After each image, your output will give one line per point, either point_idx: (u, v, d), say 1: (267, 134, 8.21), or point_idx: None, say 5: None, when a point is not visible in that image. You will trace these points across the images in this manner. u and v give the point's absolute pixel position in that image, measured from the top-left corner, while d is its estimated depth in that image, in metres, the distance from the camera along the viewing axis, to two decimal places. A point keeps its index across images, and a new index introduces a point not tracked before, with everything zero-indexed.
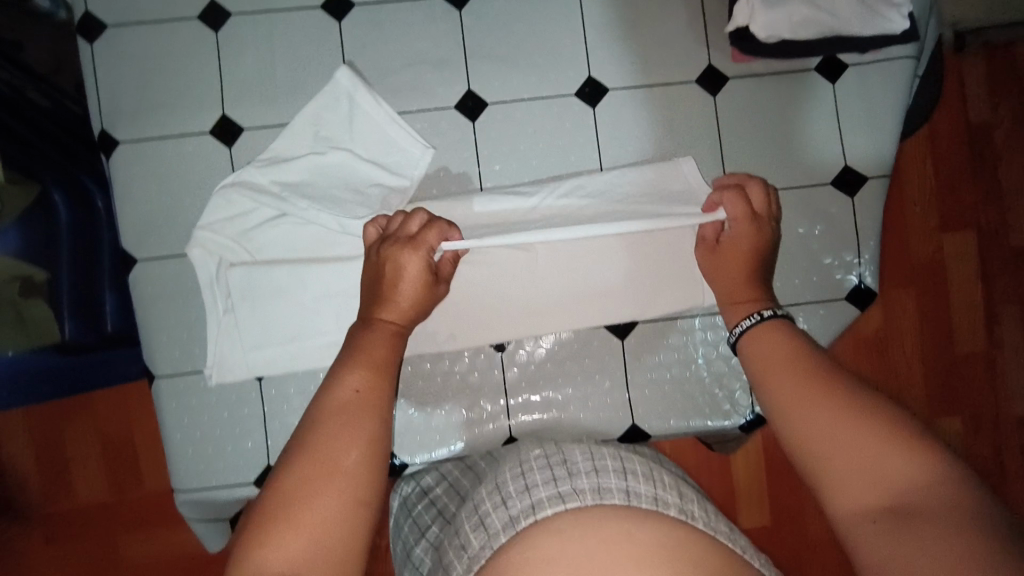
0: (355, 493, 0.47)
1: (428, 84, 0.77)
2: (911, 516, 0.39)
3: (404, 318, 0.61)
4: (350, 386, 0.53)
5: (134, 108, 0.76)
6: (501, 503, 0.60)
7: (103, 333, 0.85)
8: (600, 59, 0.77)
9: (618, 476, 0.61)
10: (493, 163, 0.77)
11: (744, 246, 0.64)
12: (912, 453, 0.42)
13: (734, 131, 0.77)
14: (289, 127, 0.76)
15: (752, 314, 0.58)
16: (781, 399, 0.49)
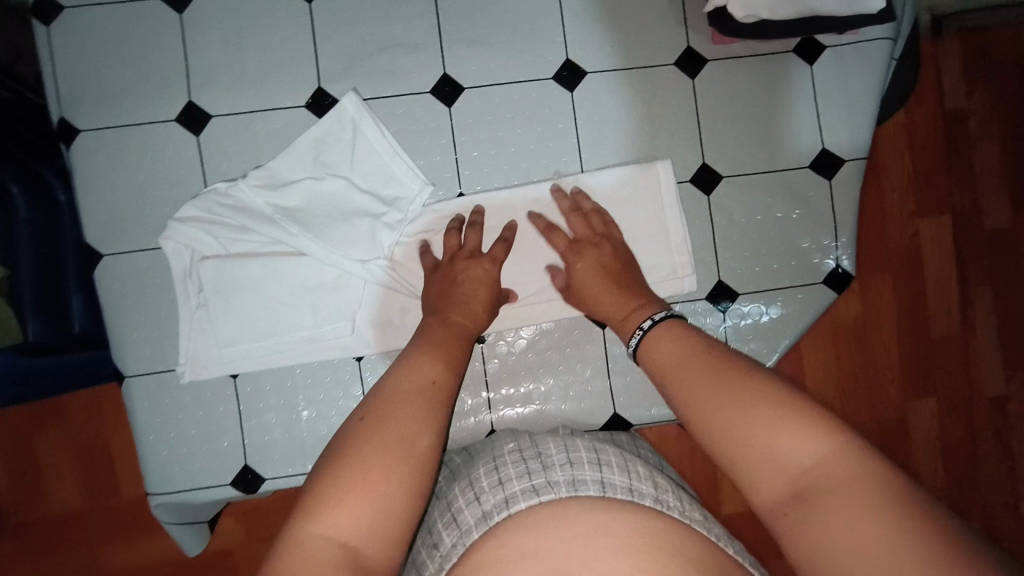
0: (418, 478, 0.51)
1: (403, 69, 0.76)
2: (813, 494, 0.43)
3: (470, 323, 0.68)
4: (428, 376, 0.59)
5: (96, 95, 0.73)
6: (474, 499, 0.61)
7: (70, 335, 0.81)
8: (578, 42, 0.76)
9: (592, 468, 0.61)
10: (471, 150, 0.76)
11: (593, 263, 0.70)
12: (801, 433, 0.45)
13: (714, 115, 0.76)
14: (289, 148, 0.74)
15: (637, 329, 0.63)
16: (689, 397, 0.53)
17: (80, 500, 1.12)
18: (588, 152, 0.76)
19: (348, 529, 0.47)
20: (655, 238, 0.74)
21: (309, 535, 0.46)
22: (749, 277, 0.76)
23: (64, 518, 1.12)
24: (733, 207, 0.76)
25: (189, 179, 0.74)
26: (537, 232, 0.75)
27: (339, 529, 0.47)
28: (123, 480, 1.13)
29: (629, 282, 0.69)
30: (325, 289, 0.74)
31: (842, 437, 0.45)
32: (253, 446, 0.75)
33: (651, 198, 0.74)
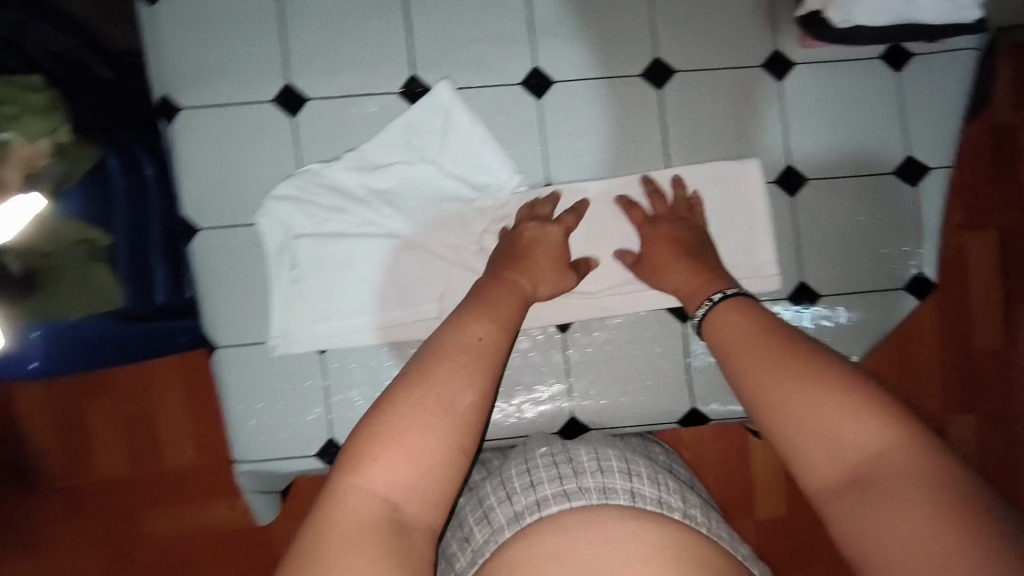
0: (461, 442, 0.53)
1: (496, 60, 0.77)
2: (872, 480, 0.46)
3: (530, 286, 0.69)
4: (475, 334, 0.59)
5: (195, 73, 0.75)
6: (506, 498, 0.65)
7: (153, 304, 0.78)
8: (668, 40, 0.77)
9: (622, 477, 0.64)
10: (558, 143, 0.78)
11: (671, 236, 0.73)
12: (867, 419, 0.48)
13: (799, 118, 0.78)
14: (382, 132, 0.76)
15: (708, 299, 0.65)
16: (748, 370, 0.55)
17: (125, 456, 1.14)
18: (675, 149, 0.78)
19: (388, 484, 0.50)
20: (738, 238, 0.76)
21: (348, 486, 0.49)
22: (827, 279, 0.79)
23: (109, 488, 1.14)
24: (814, 210, 0.78)
25: (285, 157, 0.76)
26: (621, 222, 0.77)
27: (379, 481, 0.50)
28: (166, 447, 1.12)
29: (695, 255, 0.71)
30: (414, 271, 0.76)
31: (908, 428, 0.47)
32: (338, 421, 0.78)
33: (734, 197, 0.76)
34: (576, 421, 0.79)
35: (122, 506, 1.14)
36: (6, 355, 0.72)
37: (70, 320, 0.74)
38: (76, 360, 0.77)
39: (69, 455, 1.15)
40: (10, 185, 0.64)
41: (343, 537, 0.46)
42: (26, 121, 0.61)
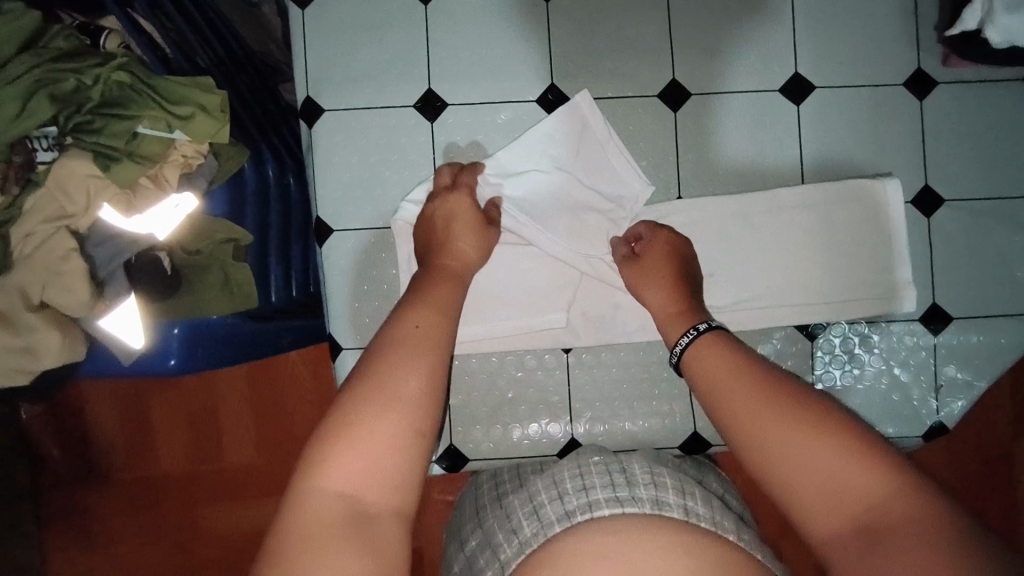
0: (415, 425, 0.44)
1: (636, 71, 0.77)
2: (887, 536, 0.39)
3: (463, 266, 0.63)
4: (410, 321, 0.50)
5: (341, 78, 0.77)
6: (556, 496, 0.61)
7: (269, 303, 0.79)
8: (809, 56, 0.77)
9: (677, 495, 0.61)
10: (693, 155, 0.78)
11: (666, 246, 0.70)
12: (866, 464, 0.42)
13: (937, 138, 0.77)
14: (518, 140, 0.76)
15: (689, 329, 0.60)
16: (734, 408, 0.48)
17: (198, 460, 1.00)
18: (810, 165, 0.78)
19: (344, 478, 0.41)
20: (874, 257, 0.75)
21: (301, 494, 0.41)
22: (963, 302, 0.77)
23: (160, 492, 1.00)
24: (951, 231, 0.77)
25: (420, 162, 0.78)
26: (753, 237, 0.76)
27: (333, 480, 0.41)
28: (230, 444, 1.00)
29: (686, 278, 0.68)
30: (545, 279, 0.77)
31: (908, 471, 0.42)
32: (460, 425, 0.80)
33: (873, 216, 0.75)
34: (700, 437, 0.80)
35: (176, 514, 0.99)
36: (146, 353, 0.73)
37: (210, 319, 0.74)
38: (208, 358, 0.77)
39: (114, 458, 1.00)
40: (169, 183, 0.65)
41: (303, 542, 0.39)
42: (196, 122, 0.62)
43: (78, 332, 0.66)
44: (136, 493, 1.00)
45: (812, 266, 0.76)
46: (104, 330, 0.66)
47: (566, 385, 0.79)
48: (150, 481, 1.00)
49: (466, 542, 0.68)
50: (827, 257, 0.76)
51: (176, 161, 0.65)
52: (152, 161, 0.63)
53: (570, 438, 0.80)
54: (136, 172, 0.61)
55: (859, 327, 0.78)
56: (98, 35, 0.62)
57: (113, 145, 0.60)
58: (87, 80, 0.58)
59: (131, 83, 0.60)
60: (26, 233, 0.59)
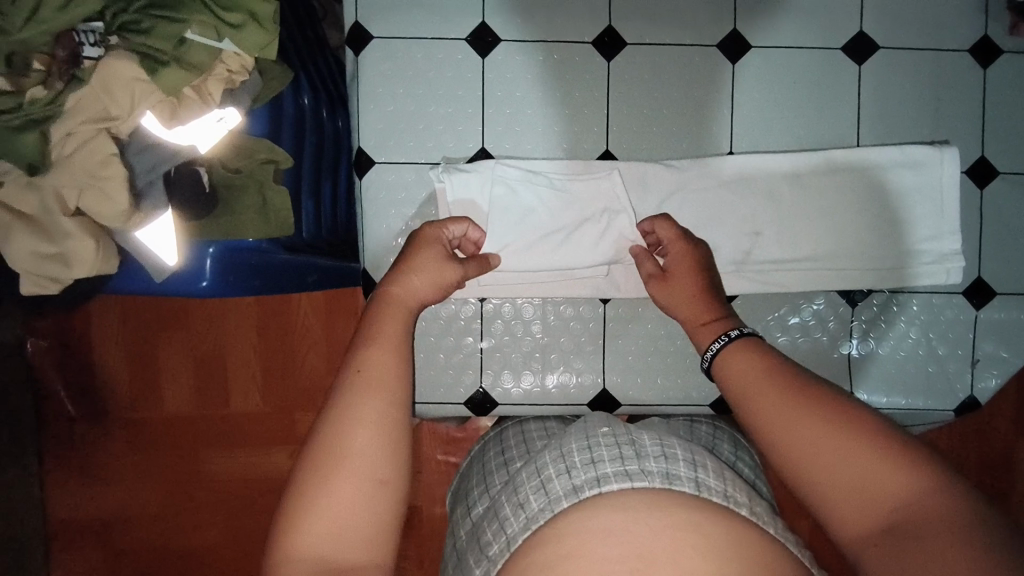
0: (371, 473, 0.45)
1: (696, 18, 0.75)
2: (910, 532, 0.38)
3: (410, 294, 0.56)
4: (356, 365, 0.49)
5: (392, 5, 0.75)
6: (565, 470, 0.52)
7: (303, 238, 0.77)
8: (875, 14, 0.75)
9: (687, 467, 0.52)
10: (746, 108, 0.76)
11: (688, 255, 0.64)
12: (894, 473, 0.40)
13: (998, 108, 0.75)
14: (472, 173, 0.73)
15: (721, 336, 0.54)
16: (760, 420, 0.46)
17: (201, 405, 0.98)
18: (866, 128, 0.76)
19: (316, 539, 0.42)
20: (923, 226, 0.74)
21: (281, 558, 0.42)
22: (1008, 277, 0.76)
23: (157, 433, 0.98)
24: (1004, 204, 0.76)
25: (466, 99, 0.76)
26: (803, 198, 0.74)
27: (312, 541, 0.42)
28: (233, 389, 0.98)
29: (710, 284, 0.61)
30: (583, 228, 0.73)
31: (940, 470, 0.39)
32: (490, 371, 0.79)
33: (923, 184, 0.74)
34: None
35: (170, 458, 0.98)
36: (178, 272, 0.69)
37: (247, 240, 0.71)
38: (236, 286, 0.73)
39: (106, 398, 0.98)
40: (212, 97, 0.62)
41: None
42: (247, 33, 0.60)
43: (111, 243, 0.64)
44: (128, 437, 0.98)
45: (861, 232, 0.74)
46: (139, 241, 0.64)
47: (600, 336, 0.78)
48: (147, 423, 0.98)
49: (472, 507, 0.63)
50: (874, 221, 0.74)
51: (220, 76, 0.62)
52: (198, 70, 0.60)
53: (601, 389, 0.79)
54: (183, 79, 0.58)
55: (901, 297, 0.77)
56: None
57: (160, 46, 0.57)
58: None
59: None
60: (64, 134, 0.57)
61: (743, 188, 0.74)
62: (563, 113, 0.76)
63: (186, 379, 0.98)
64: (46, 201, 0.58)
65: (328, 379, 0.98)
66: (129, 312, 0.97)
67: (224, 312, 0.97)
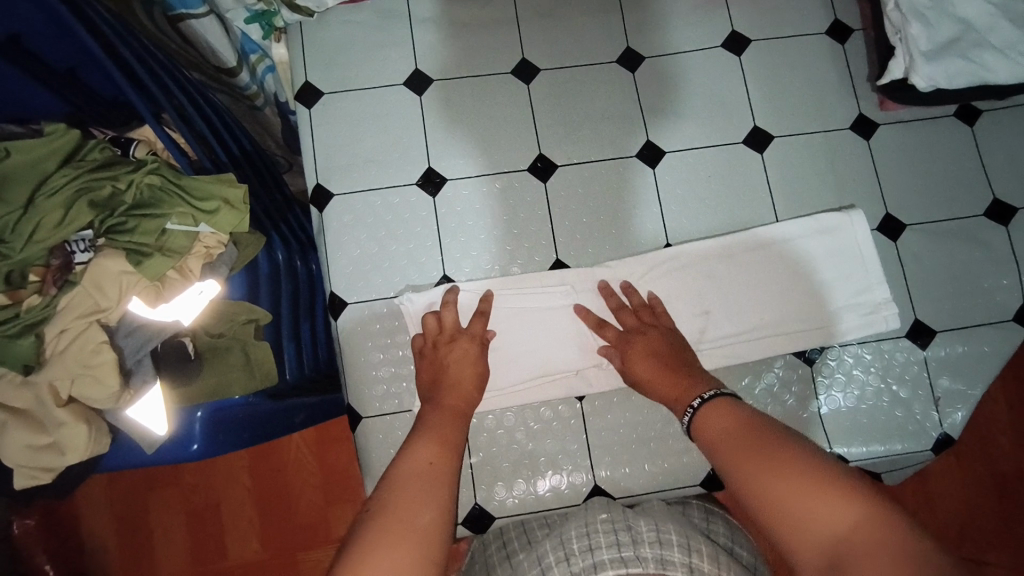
0: (423, 550, 0.53)
1: (612, 136, 0.86)
2: (846, 556, 0.46)
3: (463, 400, 0.72)
4: (426, 458, 0.62)
5: (347, 164, 0.84)
6: (564, 557, 0.63)
7: (286, 382, 0.81)
8: (763, 111, 0.87)
9: (681, 552, 0.61)
10: (675, 203, 0.85)
11: (643, 338, 0.75)
12: (833, 502, 0.49)
13: (890, 170, 0.85)
14: (430, 297, 0.79)
15: (696, 398, 0.67)
16: (734, 468, 0.57)
17: (200, 559, 1.05)
18: (781, 204, 0.85)
19: None
20: (853, 282, 0.81)
21: None
22: (943, 314, 0.82)
23: None
24: (921, 251, 0.83)
25: (424, 234, 0.83)
26: (738, 274, 0.82)
27: None
28: (230, 538, 1.05)
29: (677, 364, 0.72)
30: (542, 332, 0.80)
31: (866, 507, 0.48)
32: (482, 485, 0.80)
33: (843, 245, 0.82)
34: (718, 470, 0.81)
35: None
36: (167, 441, 0.70)
37: (232, 401, 0.72)
38: (226, 442, 0.75)
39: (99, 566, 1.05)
40: (193, 273, 0.69)
41: None
42: (222, 215, 0.67)
43: (103, 424, 0.66)
44: None
45: (794, 297, 0.81)
46: (131, 420, 0.66)
47: (581, 434, 0.81)
48: None
49: None
50: (806, 283, 0.81)
51: (199, 253, 0.69)
52: (179, 254, 0.67)
53: (593, 485, 0.80)
54: (165, 265, 0.65)
55: (852, 349, 0.82)
56: (128, 145, 0.70)
57: (144, 241, 0.65)
58: (121, 185, 0.64)
59: (161, 185, 0.66)
60: (58, 332, 0.62)
61: (684, 274, 0.82)
62: (512, 233, 0.84)
63: (188, 536, 1.06)
64: (41, 395, 0.62)
65: (327, 515, 1.06)
66: (117, 480, 1.07)
67: (217, 464, 1.07)
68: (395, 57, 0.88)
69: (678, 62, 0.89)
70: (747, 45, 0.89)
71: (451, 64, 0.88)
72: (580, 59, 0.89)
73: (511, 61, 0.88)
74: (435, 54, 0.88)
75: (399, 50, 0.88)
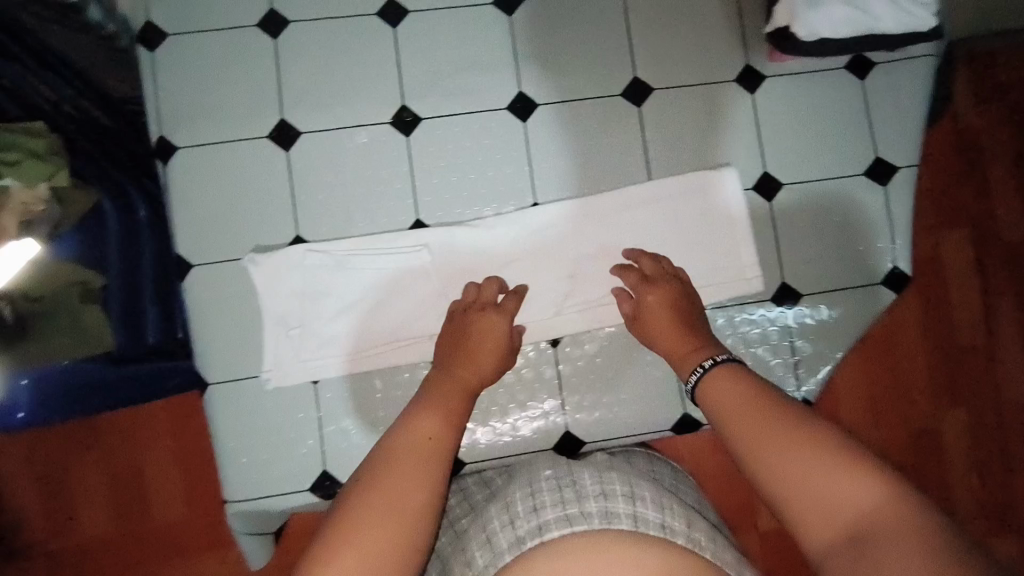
0: (405, 535, 0.51)
1: (483, 87, 0.80)
2: (869, 537, 0.42)
3: (473, 374, 0.67)
4: (427, 432, 0.59)
5: (192, 114, 0.78)
6: (509, 522, 0.59)
7: (144, 345, 0.81)
8: (645, 61, 0.81)
9: (625, 501, 0.58)
10: (547, 161, 0.80)
11: (662, 301, 0.70)
12: (855, 479, 0.45)
13: (772, 127, 0.81)
14: (279, 260, 0.76)
15: (698, 366, 0.62)
16: (741, 435, 0.52)
17: (126, 519, 0.90)
18: (655, 162, 0.80)
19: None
20: (721, 245, 0.78)
21: None
22: (810, 279, 0.80)
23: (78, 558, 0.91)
24: (795, 214, 0.80)
25: (276, 192, 0.78)
26: (602, 236, 0.79)
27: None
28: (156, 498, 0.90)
29: (688, 322, 0.68)
30: (394, 296, 0.78)
31: (896, 485, 0.44)
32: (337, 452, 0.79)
33: (712, 207, 0.79)
34: (573, 435, 0.79)
35: None
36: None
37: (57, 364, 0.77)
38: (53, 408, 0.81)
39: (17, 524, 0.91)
40: (8, 230, 0.65)
41: None
42: None
43: None
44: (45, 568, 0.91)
45: None
46: None
47: None
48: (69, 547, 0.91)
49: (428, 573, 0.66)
50: (674, 246, 0.78)
51: (15, 210, 0.65)
52: None
53: None
54: None
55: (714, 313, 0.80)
56: None
57: None
58: None
59: None
60: None
61: (548, 235, 0.78)
62: (371, 191, 0.79)
63: (109, 496, 0.90)
64: None
65: None
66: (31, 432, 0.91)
67: (135, 415, 0.89)
68: None
69: (558, 4, 0.81)
70: None
71: (303, 2, 0.80)
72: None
73: (375, 1, 0.80)
74: None
75: None
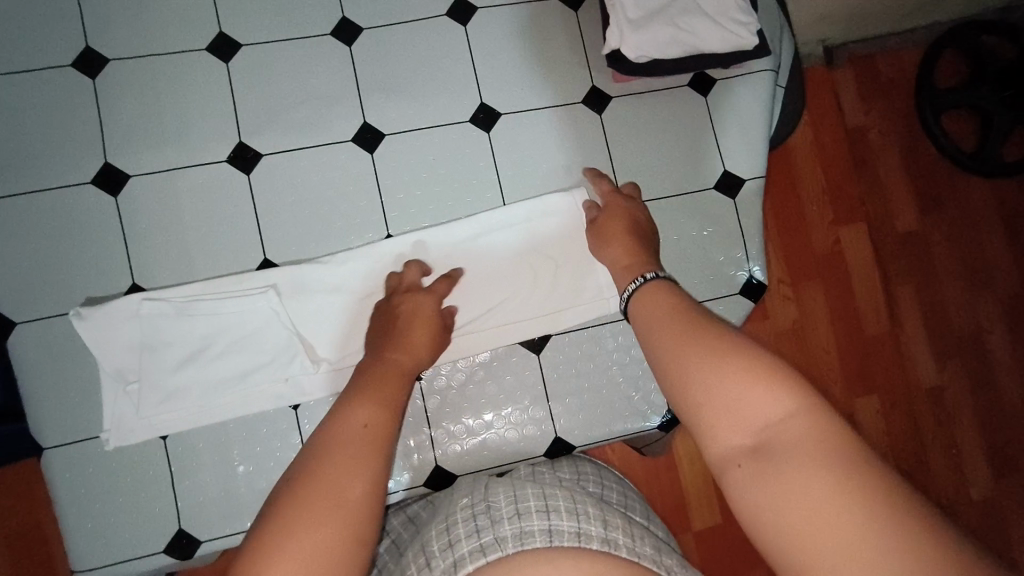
0: (348, 527, 0.44)
1: (326, 119, 0.78)
2: (774, 454, 0.37)
3: (411, 363, 0.63)
4: (362, 419, 0.52)
5: (10, 160, 0.74)
6: (426, 564, 0.53)
7: None
8: (491, 85, 0.81)
9: (540, 519, 0.54)
10: (399, 191, 0.78)
11: (620, 211, 0.69)
12: (771, 390, 0.40)
13: (622, 146, 0.82)
14: (110, 313, 0.72)
15: (637, 277, 0.56)
16: (660, 345, 0.46)
17: None
18: (508, 187, 0.80)
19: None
20: (576, 266, 0.78)
21: None
22: None
23: None
24: None
25: (109, 239, 0.74)
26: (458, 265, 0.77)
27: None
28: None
29: (641, 236, 0.65)
30: (243, 340, 0.74)
31: (815, 398, 0.39)
32: (190, 510, 0.74)
33: (567, 227, 0.78)
34: (443, 470, 0.77)
35: None
36: None
37: None
38: None
39: None
40: None
41: None
42: None
43: None
44: None
45: (520, 285, 0.77)
46: None
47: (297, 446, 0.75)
48: None
49: None
50: (530, 271, 0.78)
51: None
52: None
53: None
54: None
55: (576, 335, 0.80)
56: None
57: None
58: None
59: None
60: None
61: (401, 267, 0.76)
62: (213, 232, 0.75)
63: None
64: None
65: None
66: None
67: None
68: (64, 32, 0.76)
69: (399, 33, 0.80)
70: (473, 11, 0.81)
71: (130, 40, 0.76)
72: (287, 31, 0.79)
73: (206, 35, 0.78)
74: (112, 29, 0.76)
75: (68, 23, 0.76)
